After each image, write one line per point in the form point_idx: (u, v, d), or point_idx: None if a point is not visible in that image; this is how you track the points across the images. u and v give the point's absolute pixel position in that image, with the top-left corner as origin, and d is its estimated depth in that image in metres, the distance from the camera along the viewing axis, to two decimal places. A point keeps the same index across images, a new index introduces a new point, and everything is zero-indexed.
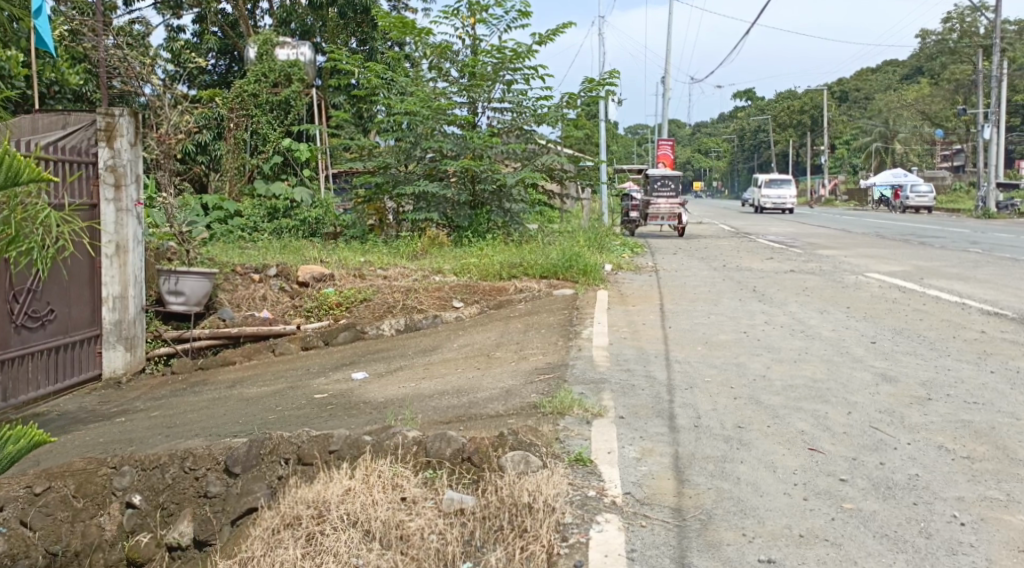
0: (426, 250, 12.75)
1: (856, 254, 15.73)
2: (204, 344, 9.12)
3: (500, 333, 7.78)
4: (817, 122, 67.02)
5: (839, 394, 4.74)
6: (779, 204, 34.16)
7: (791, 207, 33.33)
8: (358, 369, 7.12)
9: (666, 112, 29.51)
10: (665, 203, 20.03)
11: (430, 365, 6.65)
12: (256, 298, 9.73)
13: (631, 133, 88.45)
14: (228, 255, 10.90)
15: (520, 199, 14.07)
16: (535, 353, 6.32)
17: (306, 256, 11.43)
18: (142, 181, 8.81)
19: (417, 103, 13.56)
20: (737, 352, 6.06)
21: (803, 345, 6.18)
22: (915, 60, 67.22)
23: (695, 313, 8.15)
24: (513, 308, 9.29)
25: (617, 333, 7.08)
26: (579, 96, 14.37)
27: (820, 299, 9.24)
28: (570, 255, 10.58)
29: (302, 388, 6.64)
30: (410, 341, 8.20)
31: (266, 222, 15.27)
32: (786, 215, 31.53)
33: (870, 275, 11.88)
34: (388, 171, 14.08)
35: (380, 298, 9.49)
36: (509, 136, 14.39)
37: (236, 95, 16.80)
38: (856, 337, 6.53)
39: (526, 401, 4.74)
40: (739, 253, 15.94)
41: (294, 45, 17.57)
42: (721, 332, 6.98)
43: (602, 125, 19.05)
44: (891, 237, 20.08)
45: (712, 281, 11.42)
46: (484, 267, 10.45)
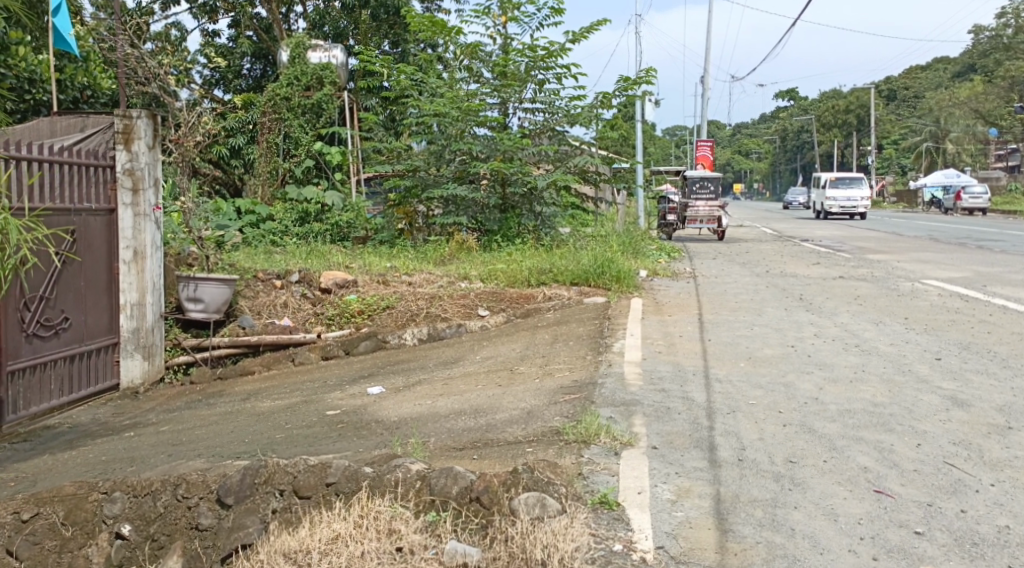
0: (454, 255, 12.36)
1: (908, 259, 15.05)
2: (223, 353, 8.58)
3: (525, 345, 7.34)
4: (862, 123, 65.48)
5: (904, 424, 4.25)
6: (849, 211, 30.56)
7: (864, 211, 30.12)
8: (374, 382, 6.72)
9: (705, 113, 28.87)
10: (704, 205, 19.46)
11: (449, 380, 6.23)
12: (277, 305, 9.19)
13: (670, 134, 87.58)
14: (251, 260, 10.54)
15: (551, 202, 13.66)
16: (560, 369, 5.88)
17: (330, 261, 11.10)
18: (162, 185, 8.27)
19: (446, 104, 13.23)
20: (784, 370, 5.65)
21: (860, 363, 5.85)
22: (965, 58, 65.49)
23: (736, 324, 7.65)
24: (542, 317, 8.83)
25: (652, 347, 6.59)
26: (614, 96, 13.87)
27: (871, 310, 8.68)
28: (602, 261, 10.11)
29: (315, 401, 6.25)
30: (432, 352, 7.78)
31: (297, 226, 14.96)
32: (848, 221, 29.16)
33: (927, 282, 11.27)
34: (416, 175, 13.67)
35: (402, 306, 9.06)
36: (541, 137, 13.97)
37: (269, 99, 16.57)
38: (919, 354, 6.17)
39: (548, 426, 4.31)
40: (783, 258, 15.31)
41: (326, 49, 17.30)
42: (765, 347, 6.48)
43: (638, 126, 18.51)
44: (944, 241, 19.23)
45: (755, 288, 10.88)
46: (512, 272, 10.02)
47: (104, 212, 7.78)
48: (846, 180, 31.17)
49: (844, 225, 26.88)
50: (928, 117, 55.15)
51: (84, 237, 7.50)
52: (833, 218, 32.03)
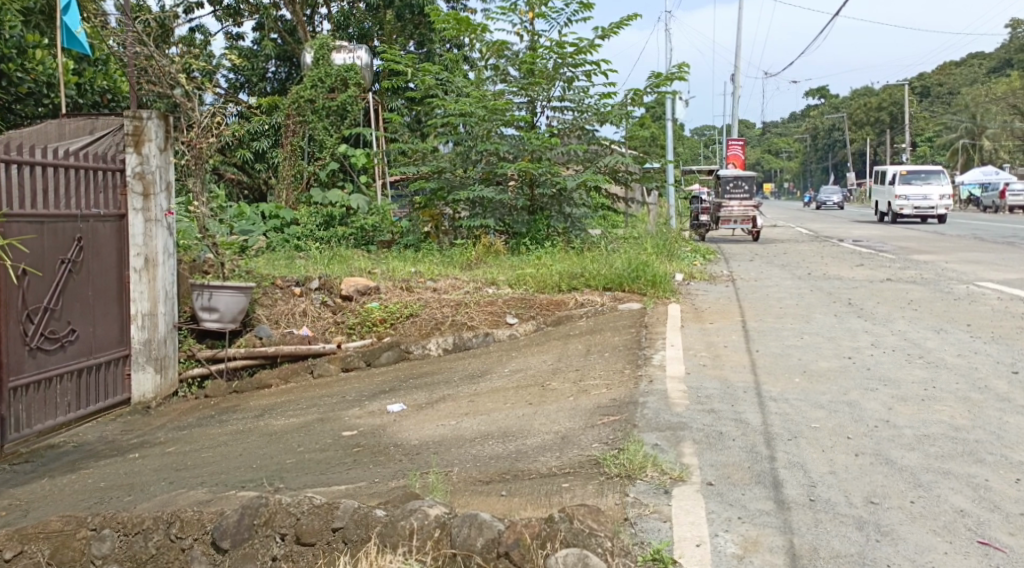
0: (481, 259, 11.90)
1: (956, 260, 14.44)
2: (239, 364, 8.12)
3: (556, 356, 6.87)
4: (897, 120, 64.08)
5: (993, 456, 3.78)
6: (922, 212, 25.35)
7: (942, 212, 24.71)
8: (395, 397, 6.28)
9: (736, 111, 28.12)
10: (738, 205, 18.81)
11: (475, 397, 5.76)
12: (296, 314, 8.73)
13: (698, 133, 86.37)
14: (269, 266, 10.11)
15: (581, 203, 13.20)
16: (595, 386, 5.39)
17: (352, 266, 10.69)
18: (174, 189, 7.82)
19: (471, 103, 12.77)
20: (845, 386, 5.19)
21: (928, 376, 5.45)
22: (1003, 53, 63.90)
23: (784, 333, 7.14)
24: (574, 325, 8.35)
25: (695, 359, 6.08)
26: (644, 93, 13.34)
27: (929, 317, 8.13)
28: (636, 264, 9.62)
29: (332, 419, 5.80)
30: (459, 364, 7.34)
31: (322, 230, 14.60)
32: (920, 225, 24.28)
33: (983, 286, 10.73)
34: (442, 176, 13.25)
35: (427, 313, 8.60)
36: (570, 137, 13.46)
37: (293, 102, 16.33)
38: (993, 366, 5.75)
39: (585, 455, 3.84)
40: (825, 259, 14.68)
41: (351, 50, 16.77)
42: (821, 361, 5.97)
43: (669, 124, 17.91)
44: (992, 240, 18.41)
45: (798, 292, 10.33)
46: (541, 277, 9.52)
47: (113, 218, 7.35)
48: (921, 173, 25.62)
49: (884, 223, 25.82)
50: (965, 113, 53.88)
51: (92, 244, 7.08)
52: (903, 221, 26.99)
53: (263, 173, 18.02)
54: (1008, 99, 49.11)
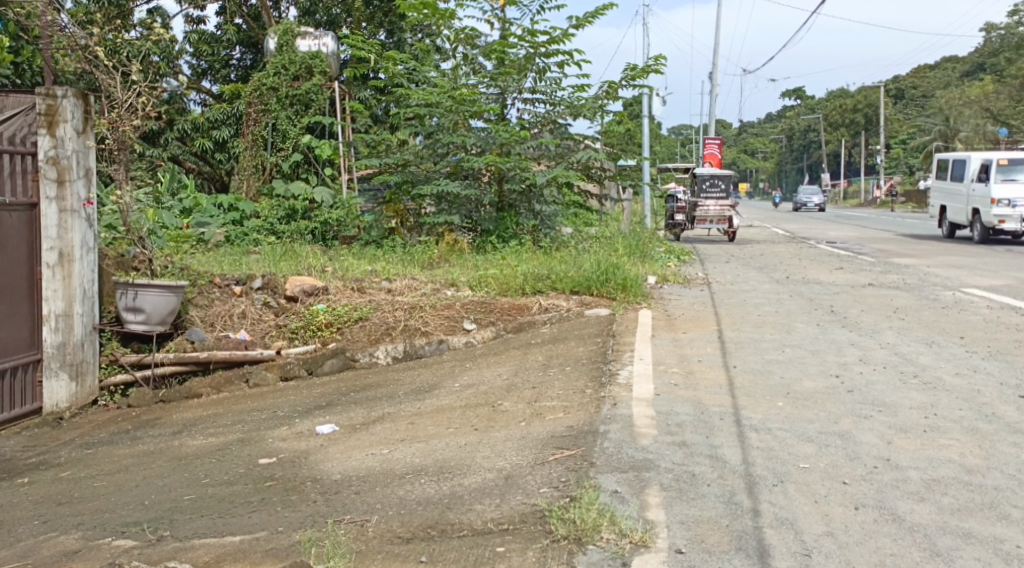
0: (444, 257, 11.19)
1: (938, 265, 13.95)
2: (168, 371, 7.30)
3: (513, 368, 6.19)
4: (871, 122, 64.21)
5: (1019, 509, 3.18)
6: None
7: None
8: (330, 416, 5.55)
9: (714, 110, 27.65)
10: (715, 204, 18.27)
11: (415, 418, 5.05)
12: (233, 317, 7.94)
13: (676, 132, 86.00)
14: (209, 264, 9.31)
15: (552, 200, 12.53)
16: (551, 409, 4.72)
17: (303, 263, 9.92)
18: (95, 176, 7.03)
19: (437, 93, 12.00)
20: (836, 411, 4.57)
21: (925, 401, 4.84)
22: (976, 59, 64.11)
23: (763, 346, 6.50)
24: (536, 333, 7.66)
25: (666, 377, 5.43)
26: (620, 86, 12.66)
27: (918, 329, 7.55)
28: (606, 266, 8.96)
29: (253, 440, 5.06)
30: (407, 375, 6.62)
31: (284, 224, 13.83)
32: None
33: (968, 293, 10.24)
34: (407, 169, 12.52)
35: (377, 317, 7.84)
36: (542, 130, 12.73)
37: (255, 88, 15.43)
38: (995, 390, 5.16)
39: (530, 505, 3.17)
40: (803, 262, 14.14)
41: (316, 36, 15.91)
42: (806, 380, 5.34)
43: (646, 121, 17.26)
44: (972, 244, 17.97)
45: (776, 297, 9.74)
46: (505, 279, 8.81)
47: (23, 207, 6.56)
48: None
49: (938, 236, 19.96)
50: (937, 117, 54.03)
51: None
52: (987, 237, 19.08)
53: (225, 165, 18.03)
54: (981, 104, 49.32)
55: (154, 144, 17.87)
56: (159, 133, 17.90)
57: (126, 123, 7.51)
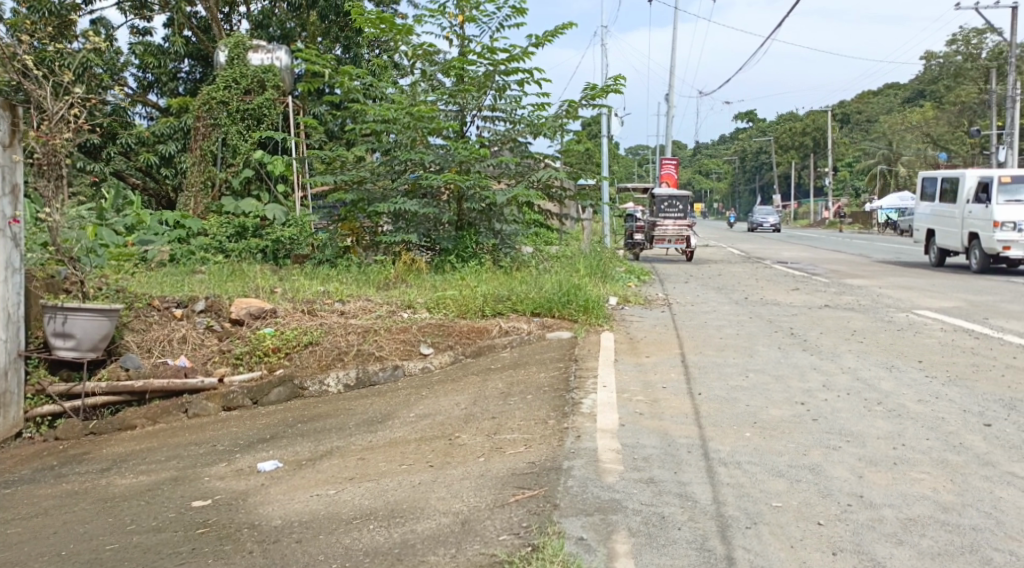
0: (400, 278, 10.89)
1: (891, 286, 14.05)
2: (99, 401, 6.93)
3: (472, 397, 5.93)
4: (819, 145, 65.61)
5: (1001, 553, 3.02)
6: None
7: None
8: (274, 450, 5.26)
9: (669, 131, 27.85)
10: (672, 224, 18.18)
11: (367, 453, 4.76)
12: (173, 341, 7.57)
13: (631, 152, 86.78)
14: (151, 285, 8.91)
15: (512, 219, 12.31)
16: (511, 442, 4.47)
17: (252, 284, 9.55)
18: (21, 192, 6.64)
19: (395, 108, 11.75)
20: (805, 441, 4.40)
21: (893, 429, 4.70)
22: (918, 85, 66.00)
23: (727, 371, 6.34)
24: (495, 358, 7.41)
25: (630, 405, 5.22)
26: (579, 105, 12.55)
27: (878, 352, 7.47)
28: (567, 288, 8.77)
29: (188, 483, 4.75)
30: (359, 405, 6.31)
31: (233, 242, 13.41)
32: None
33: (922, 315, 10.26)
34: (362, 186, 12.14)
35: (328, 341, 7.47)
36: (502, 148, 12.51)
37: (204, 102, 14.96)
38: (962, 416, 5.04)
39: (485, 559, 2.93)
40: (759, 283, 14.13)
41: (269, 50, 15.45)
42: (772, 408, 5.17)
43: (604, 141, 17.20)
44: (922, 265, 18.23)
45: (736, 319, 9.64)
46: (464, 300, 8.50)
47: None
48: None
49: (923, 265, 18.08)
50: (882, 140, 55.30)
51: None
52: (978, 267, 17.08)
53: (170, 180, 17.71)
54: (924, 128, 50.65)
55: (96, 158, 17.32)
56: (101, 147, 17.40)
57: (56, 136, 7.12)
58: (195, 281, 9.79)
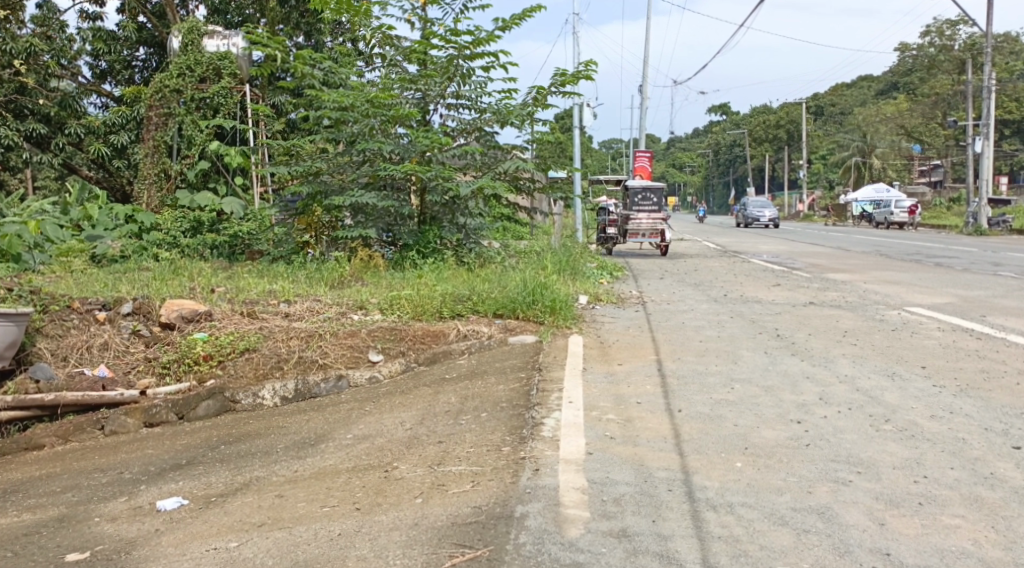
0: (357, 276, 10.08)
1: (875, 281, 13.51)
2: (3, 418, 6.08)
3: (418, 414, 5.16)
4: (792, 137, 65.55)
5: None
6: None
7: None
8: (184, 482, 4.48)
9: (641, 123, 27.25)
10: (646, 217, 17.43)
11: (287, 489, 4.01)
12: (92, 349, 6.77)
13: (605, 146, 86.06)
14: (77, 287, 8.05)
15: (478, 212, 11.50)
16: (456, 477, 3.72)
17: (189, 283, 8.71)
18: None
19: (351, 95, 10.81)
20: (808, 474, 3.73)
21: (910, 456, 4.05)
22: (892, 78, 66.15)
23: (709, 382, 5.64)
24: (452, 366, 6.65)
25: (601, 426, 4.50)
26: (549, 93, 11.79)
27: (874, 356, 6.81)
28: (533, 286, 8.03)
29: (74, 525, 3.98)
30: (293, 423, 5.52)
31: (188, 238, 12.50)
32: None
33: (913, 313, 9.67)
34: (318, 178, 11.22)
35: (266, 348, 6.68)
36: (467, 138, 11.67)
37: (155, 90, 13.78)
38: (984, 438, 4.40)
39: None
40: (738, 278, 13.48)
41: (225, 35, 14.57)
42: (763, 429, 4.48)
43: (577, 133, 16.44)
44: (901, 258, 17.72)
45: (716, 318, 8.97)
46: (420, 300, 7.72)
47: None
48: None
49: None
50: (856, 133, 55.18)
51: None
52: None
53: (124, 172, 16.73)
54: (898, 120, 50.53)
55: (43, 149, 16.33)
56: (48, 138, 16.26)
57: None
58: (129, 279, 8.92)
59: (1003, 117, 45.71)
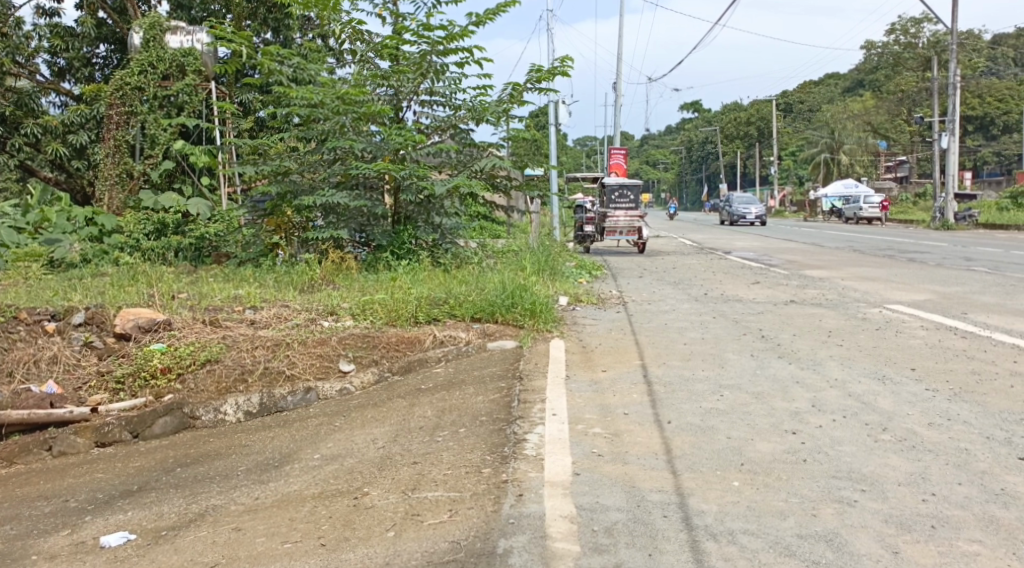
0: (328, 279, 9.69)
1: (853, 277, 13.38)
2: None
3: (392, 431, 4.81)
4: (762, 134, 65.89)
5: None
6: None
7: None
8: (134, 511, 4.13)
9: (615, 121, 27.04)
10: (622, 215, 17.21)
11: (246, 519, 3.67)
12: (40, 363, 6.37)
13: (579, 143, 85.96)
14: (30, 297, 7.62)
15: (452, 211, 11.12)
16: (432, 505, 3.41)
17: (149, 289, 8.30)
18: None
19: (319, 92, 10.40)
20: (811, 493, 3.46)
21: (916, 469, 3.79)
22: (859, 75, 66.67)
23: (697, 389, 5.37)
24: (428, 376, 6.30)
25: (587, 441, 4.20)
26: (524, 89, 11.47)
27: (862, 358, 6.57)
28: (512, 289, 7.72)
29: (9, 564, 3.64)
30: (257, 441, 5.16)
31: (151, 240, 12.01)
32: None
33: (896, 310, 9.48)
34: (287, 178, 10.79)
35: (230, 359, 6.31)
36: (441, 136, 11.30)
37: (115, 88, 13.27)
38: (991, 448, 4.14)
39: None
40: (717, 276, 13.27)
41: (189, 31, 13.96)
42: (758, 442, 4.20)
43: (552, 131, 16.15)
44: (875, 254, 17.64)
45: (698, 319, 8.74)
46: (394, 305, 7.38)
47: None
48: None
49: None
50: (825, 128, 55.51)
51: None
52: None
53: (85, 173, 16.20)
54: (866, 116, 50.90)
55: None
56: (4, 139, 15.74)
57: None
58: (84, 286, 8.52)
59: (968, 112, 46.17)
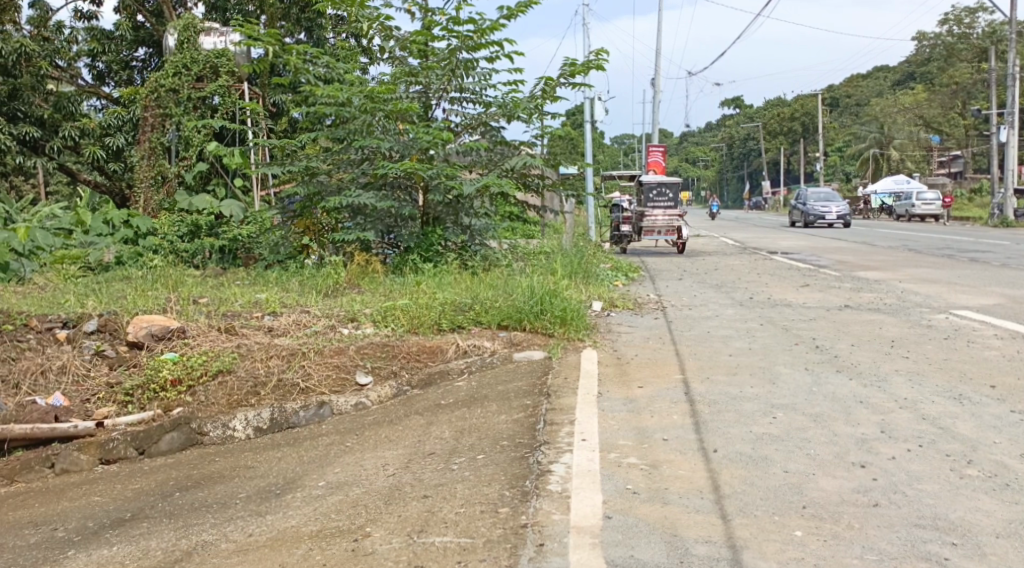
0: (353, 282, 9.33)
1: (909, 279, 12.63)
2: None
3: (404, 455, 4.36)
4: (807, 130, 64.40)
5: None
6: None
7: None
8: (120, 545, 3.74)
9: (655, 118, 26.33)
10: (662, 214, 16.59)
11: (232, 562, 3.24)
12: (49, 373, 6.05)
13: (619, 141, 85.02)
14: (47, 304, 7.32)
15: (483, 211, 10.65)
16: (438, 555, 2.95)
17: (169, 295, 7.97)
18: None
19: (344, 89, 9.96)
20: (889, 546, 2.93)
21: (1014, 515, 3.22)
22: (909, 68, 64.80)
23: (747, 409, 4.82)
24: (449, 389, 5.84)
25: (623, 473, 3.70)
26: (558, 84, 10.96)
27: (931, 373, 5.94)
28: (542, 294, 7.21)
29: None
30: (261, 463, 4.74)
31: (184, 242, 11.74)
32: None
33: (961, 316, 8.77)
34: (313, 179, 10.40)
35: (242, 370, 5.94)
36: (471, 133, 10.84)
37: (150, 89, 13.05)
38: None
39: None
40: (763, 279, 12.63)
41: (222, 32, 13.61)
42: (821, 477, 3.65)
43: (590, 128, 15.58)
44: (930, 254, 16.74)
45: (745, 326, 8.16)
46: (417, 311, 6.94)
47: None
48: None
49: None
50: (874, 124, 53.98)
51: None
52: None
53: (122, 176, 16.06)
54: (917, 111, 49.34)
55: (38, 154, 15.61)
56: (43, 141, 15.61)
57: None
58: (106, 292, 8.23)
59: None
